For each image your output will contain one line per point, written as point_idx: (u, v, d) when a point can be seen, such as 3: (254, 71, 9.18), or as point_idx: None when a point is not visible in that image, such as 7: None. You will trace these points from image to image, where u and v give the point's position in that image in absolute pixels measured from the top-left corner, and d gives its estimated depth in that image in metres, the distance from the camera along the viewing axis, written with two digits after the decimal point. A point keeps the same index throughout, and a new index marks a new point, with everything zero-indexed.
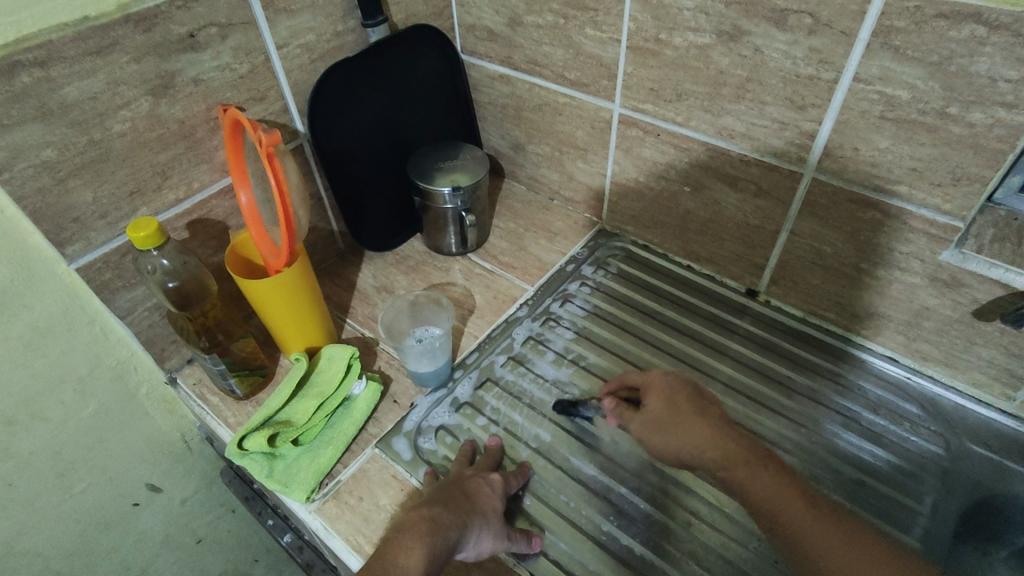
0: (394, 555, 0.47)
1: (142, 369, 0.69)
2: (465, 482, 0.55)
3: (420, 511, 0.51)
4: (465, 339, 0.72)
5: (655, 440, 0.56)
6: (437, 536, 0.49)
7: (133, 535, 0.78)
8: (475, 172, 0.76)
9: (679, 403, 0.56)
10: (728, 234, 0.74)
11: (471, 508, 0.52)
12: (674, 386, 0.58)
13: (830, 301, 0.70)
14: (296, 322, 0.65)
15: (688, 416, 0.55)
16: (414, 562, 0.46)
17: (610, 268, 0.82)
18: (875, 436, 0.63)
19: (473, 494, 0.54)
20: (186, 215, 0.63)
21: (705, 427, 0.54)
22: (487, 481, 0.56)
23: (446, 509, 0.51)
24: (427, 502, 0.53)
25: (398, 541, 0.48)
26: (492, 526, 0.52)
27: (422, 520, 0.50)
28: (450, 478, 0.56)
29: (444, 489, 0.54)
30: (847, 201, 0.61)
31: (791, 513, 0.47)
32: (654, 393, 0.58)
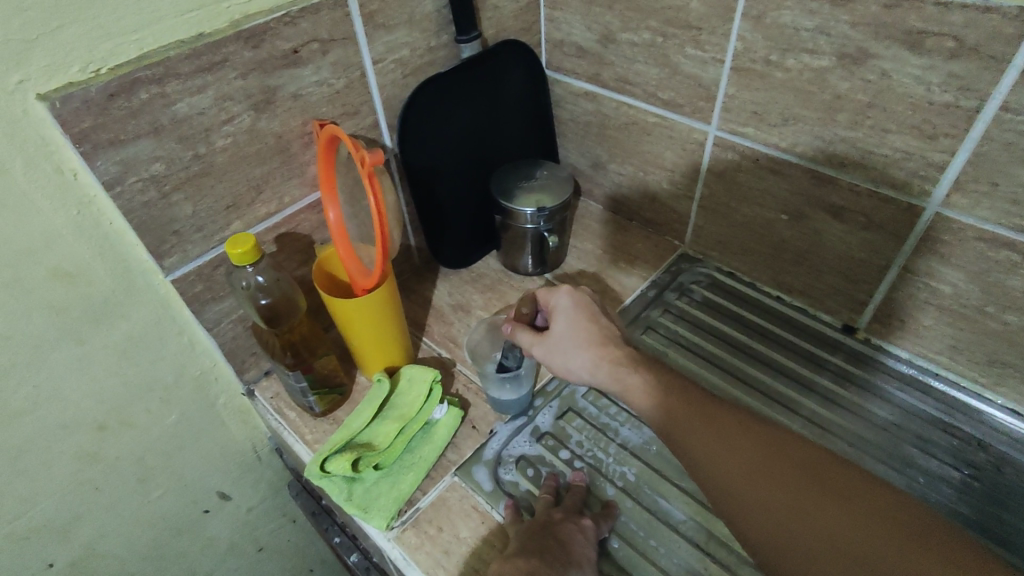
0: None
1: (223, 379, 0.69)
2: (557, 526, 0.53)
3: (515, 563, 0.50)
4: (545, 364, 0.69)
5: (553, 344, 0.58)
6: None
7: (201, 541, 0.79)
8: (560, 192, 0.74)
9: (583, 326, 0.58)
10: (828, 267, 0.69)
11: (566, 561, 0.50)
12: (591, 308, 0.59)
13: (942, 343, 0.64)
14: (378, 341, 0.64)
15: (589, 339, 0.57)
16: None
17: (694, 295, 0.78)
18: (1000, 497, 0.59)
19: (567, 543, 0.52)
20: (275, 229, 0.63)
21: (604, 350, 0.56)
22: (580, 528, 0.53)
23: (542, 562, 0.50)
24: (521, 550, 0.51)
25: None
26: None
27: (519, 575, 0.49)
28: (540, 518, 0.54)
29: (536, 534, 0.52)
30: (977, 239, 0.56)
31: (687, 436, 0.50)
32: (561, 312, 0.59)
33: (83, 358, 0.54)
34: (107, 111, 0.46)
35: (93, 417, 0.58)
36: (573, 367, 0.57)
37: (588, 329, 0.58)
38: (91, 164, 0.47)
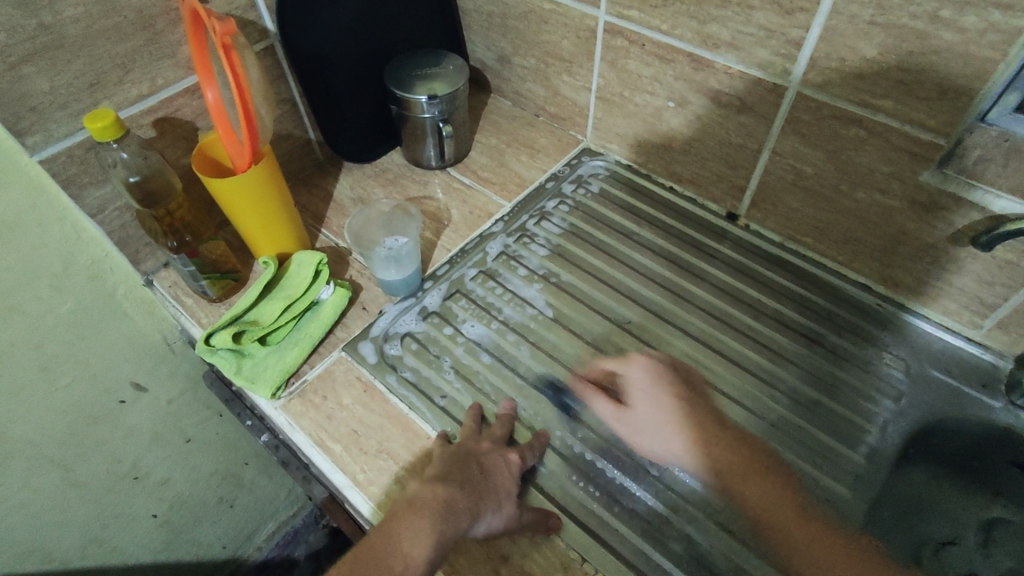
0: (400, 539, 0.46)
1: (119, 270, 0.70)
2: (482, 456, 0.53)
3: (432, 490, 0.49)
4: (437, 252, 0.72)
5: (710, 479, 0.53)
6: (447, 524, 0.47)
7: (122, 430, 0.82)
8: (454, 80, 0.74)
9: (680, 403, 0.56)
10: (712, 154, 0.71)
11: (485, 492, 0.50)
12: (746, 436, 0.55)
13: (808, 225, 0.68)
14: (266, 228, 0.64)
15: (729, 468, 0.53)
16: (418, 554, 0.46)
17: (591, 186, 0.80)
18: (839, 357, 0.63)
19: (490, 475, 0.52)
20: (151, 112, 0.62)
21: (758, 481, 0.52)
22: (505, 461, 0.53)
23: (461, 491, 0.50)
24: (442, 476, 0.51)
25: (406, 523, 0.47)
26: (504, 509, 0.51)
27: (434, 501, 0.48)
28: (468, 447, 0.54)
29: (460, 462, 0.52)
30: (831, 117, 0.58)
31: (744, 486, 0.52)
32: (659, 388, 0.57)
33: None
34: None
35: None
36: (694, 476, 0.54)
37: (671, 401, 0.56)
38: None
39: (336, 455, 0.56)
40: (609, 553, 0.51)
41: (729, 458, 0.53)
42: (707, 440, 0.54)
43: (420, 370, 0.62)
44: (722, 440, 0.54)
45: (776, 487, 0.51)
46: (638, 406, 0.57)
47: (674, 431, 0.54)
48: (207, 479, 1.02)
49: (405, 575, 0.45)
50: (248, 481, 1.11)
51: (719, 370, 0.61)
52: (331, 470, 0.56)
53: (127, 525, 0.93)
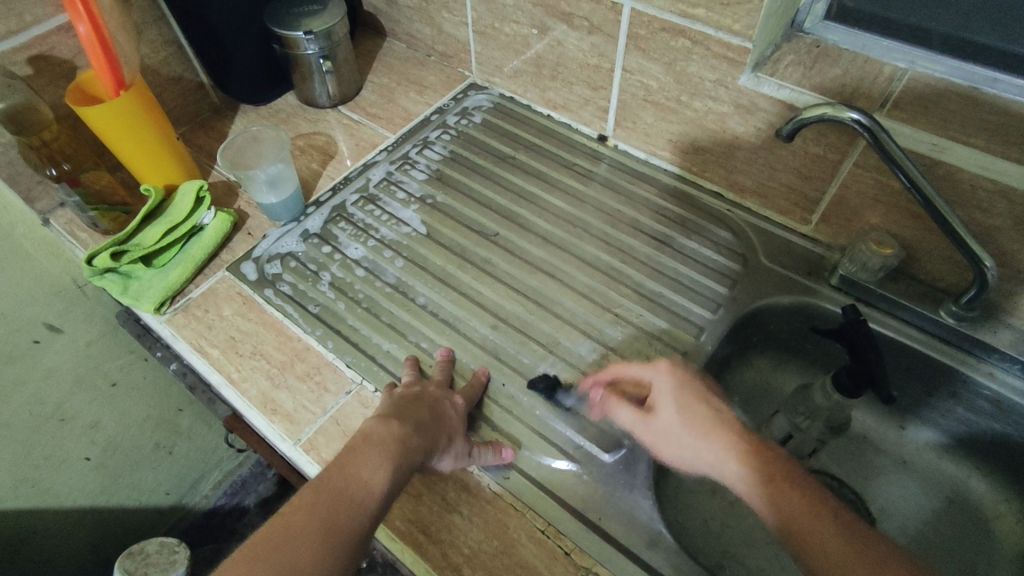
0: (360, 470, 0.45)
1: (14, 209, 0.73)
2: (432, 400, 0.53)
3: (389, 426, 0.49)
4: (322, 180, 0.76)
5: (661, 424, 0.51)
6: (405, 458, 0.47)
7: (40, 371, 0.86)
8: (332, 16, 0.77)
9: (715, 408, 0.51)
10: (576, 78, 0.76)
11: (437, 430, 0.51)
12: (689, 379, 0.53)
13: (663, 138, 0.74)
14: (148, 156, 0.68)
15: (663, 409, 0.52)
16: (378, 484, 0.45)
17: (475, 117, 0.84)
18: (688, 256, 0.69)
19: (442, 418, 0.52)
20: (25, 49, 0.64)
21: (701, 419, 0.50)
22: (451, 402, 0.54)
23: (416, 428, 0.49)
24: (396, 416, 0.50)
25: (366, 453, 0.46)
26: (454, 449, 0.51)
27: (391, 437, 0.48)
28: (417, 392, 0.54)
29: (413, 405, 0.52)
30: (662, 30, 0.63)
31: (762, 480, 0.46)
32: (661, 392, 0.52)
33: None
34: None
35: None
36: (680, 453, 0.50)
37: (698, 410, 0.50)
38: None
39: (213, 359, 0.61)
40: None
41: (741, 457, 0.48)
42: (720, 429, 0.49)
43: (297, 284, 0.66)
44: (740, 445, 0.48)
45: (771, 458, 0.47)
46: (663, 411, 0.51)
47: (697, 434, 0.49)
48: (139, 424, 1.06)
49: (367, 504, 0.44)
50: (185, 429, 1.15)
51: (574, 269, 0.68)
52: (208, 371, 0.60)
53: (60, 467, 0.97)
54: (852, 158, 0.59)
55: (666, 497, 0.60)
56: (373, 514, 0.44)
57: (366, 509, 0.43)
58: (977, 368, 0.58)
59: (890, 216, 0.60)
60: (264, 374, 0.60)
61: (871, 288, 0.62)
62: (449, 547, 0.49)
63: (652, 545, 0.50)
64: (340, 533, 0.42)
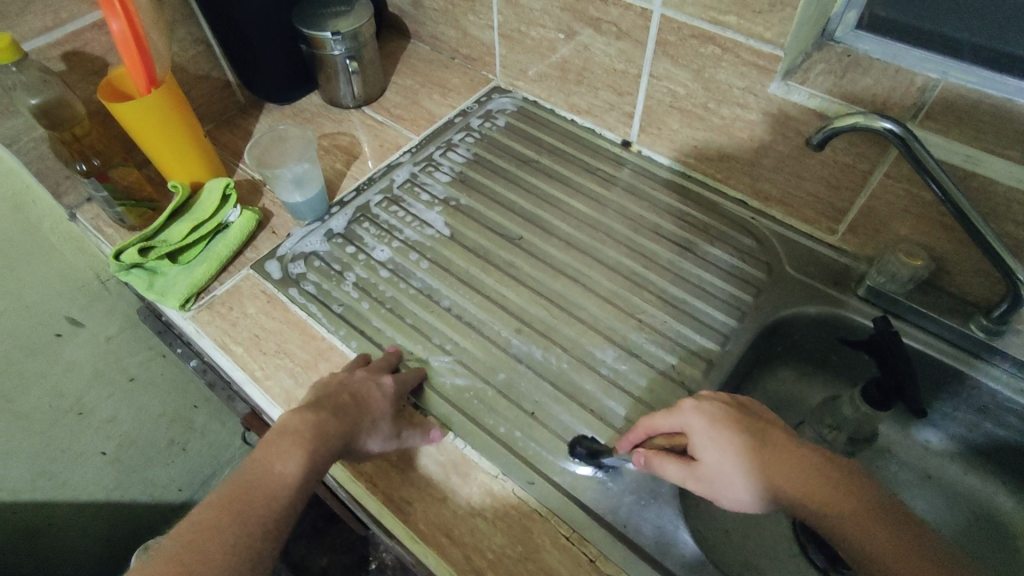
0: (272, 462, 0.45)
1: (41, 204, 0.74)
2: (354, 383, 0.53)
3: (306, 414, 0.48)
4: (346, 180, 0.76)
5: (763, 475, 0.44)
6: (321, 445, 0.47)
7: (61, 364, 0.87)
8: (359, 18, 0.77)
9: (746, 424, 0.47)
10: (601, 84, 0.76)
11: (357, 413, 0.50)
12: (729, 411, 0.47)
13: (688, 145, 0.74)
14: (176, 152, 0.69)
15: (738, 459, 0.45)
16: (291, 472, 0.45)
17: (498, 120, 0.84)
18: (711, 262, 0.69)
19: (365, 401, 0.52)
20: (59, 45, 0.65)
21: (755, 456, 0.45)
22: (378, 386, 0.54)
23: (335, 416, 0.49)
24: (315, 402, 0.50)
25: (280, 443, 0.46)
26: (380, 431, 0.52)
27: (307, 425, 0.47)
28: (339, 377, 0.53)
29: (336, 392, 0.51)
30: (691, 37, 0.63)
31: (831, 508, 0.43)
32: (700, 438, 0.46)
33: None
34: None
35: None
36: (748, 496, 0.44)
37: (737, 442, 0.45)
38: None
39: (236, 356, 0.61)
40: (475, 425, 0.56)
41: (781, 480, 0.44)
42: (748, 449, 0.45)
43: (321, 283, 0.66)
44: (800, 457, 0.45)
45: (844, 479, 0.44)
46: (704, 455, 0.45)
47: (746, 470, 0.44)
48: (155, 420, 1.07)
49: (280, 493, 0.44)
50: (200, 425, 1.16)
51: (597, 274, 0.68)
52: (231, 368, 0.61)
53: (77, 460, 0.97)
54: (881, 169, 0.58)
55: (691, 506, 0.59)
56: (287, 503, 0.44)
57: (278, 499, 0.44)
58: (1007, 383, 0.57)
59: (918, 227, 0.59)
60: (288, 372, 0.60)
61: (891, 295, 0.61)
62: (473, 550, 0.49)
63: (675, 551, 0.50)
64: (251, 524, 0.42)
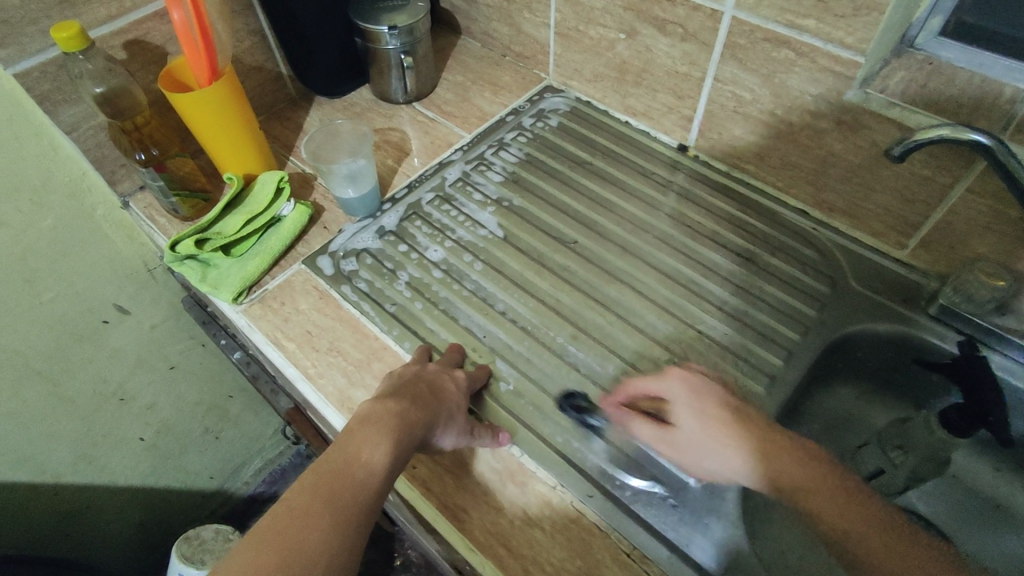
0: (359, 448, 0.45)
1: (97, 191, 0.74)
2: (431, 377, 0.54)
3: (387, 403, 0.49)
4: (398, 177, 0.75)
5: (679, 442, 0.51)
6: (405, 432, 0.47)
7: (107, 350, 0.87)
8: (415, 13, 0.76)
9: (726, 404, 0.51)
10: (661, 86, 0.74)
11: (436, 404, 0.51)
12: (702, 382, 0.52)
13: (750, 152, 0.72)
14: (231, 144, 0.68)
15: (684, 416, 0.51)
16: (378, 460, 0.45)
17: (550, 120, 0.83)
18: (772, 273, 0.67)
19: (442, 393, 0.53)
20: (121, 34, 0.65)
21: (738, 429, 0.49)
22: (451, 378, 0.55)
23: (414, 404, 0.50)
24: (393, 393, 0.51)
25: (365, 431, 0.46)
26: (456, 423, 0.52)
27: (388, 413, 0.48)
28: (415, 371, 0.54)
29: (413, 384, 0.52)
30: (764, 40, 0.61)
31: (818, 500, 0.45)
32: (677, 407, 0.52)
33: None
34: None
35: None
36: (708, 465, 0.49)
37: (716, 412, 0.50)
38: None
39: (289, 352, 0.60)
40: (530, 434, 0.55)
41: (800, 474, 0.46)
42: (747, 435, 0.48)
43: (374, 281, 0.65)
44: (784, 451, 0.47)
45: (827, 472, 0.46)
46: (683, 421, 0.51)
47: (720, 443, 0.49)
48: (192, 408, 1.08)
49: (370, 480, 0.44)
50: (234, 415, 1.16)
51: (653, 281, 0.66)
52: (285, 364, 0.60)
53: (117, 446, 0.98)
54: (965, 182, 0.55)
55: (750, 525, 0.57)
56: (378, 489, 0.44)
57: (367, 487, 0.44)
58: None
59: (999, 245, 0.57)
60: (341, 371, 0.59)
61: (961, 315, 0.59)
62: (532, 563, 0.48)
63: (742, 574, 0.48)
64: (343, 511, 0.42)
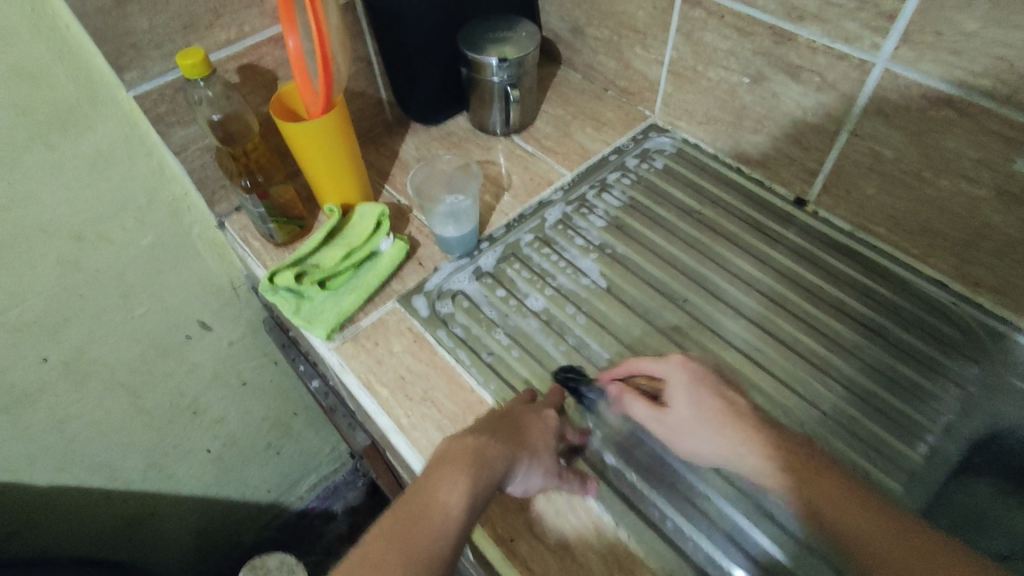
0: (436, 489, 0.43)
1: (196, 211, 0.74)
2: (517, 415, 0.51)
3: (467, 438, 0.47)
4: (496, 215, 0.72)
5: (656, 417, 0.52)
6: (485, 472, 0.45)
7: (187, 364, 0.87)
8: (525, 46, 0.74)
9: (730, 396, 0.50)
10: (784, 135, 0.69)
11: (519, 443, 0.48)
12: (703, 369, 0.52)
13: (882, 213, 0.65)
14: (334, 174, 0.67)
15: (697, 398, 0.50)
16: (455, 502, 0.42)
17: (655, 162, 0.79)
18: (905, 351, 0.60)
19: (526, 429, 0.50)
20: (237, 58, 0.64)
21: (746, 428, 0.48)
22: (540, 417, 0.52)
23: (495, 442, 0.47)
24: (475, 429, 0.49)
25: (443, 471, 0.44)
26: (541, 464, 0.49)
27: (466, 451, 0.46)
28: (502, 408, 0.52)
29: (495, 421, 0.50)
30: (920, 97, 0.55)
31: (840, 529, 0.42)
32: (674, 390, 0.51)
33: (56, 164, 0.60)
34: None
35: (70, 224, 0.64)
36: (700, 450, 0.49)
37: (714, 402, 0.50)
38: None
39: (382, 399, 0.58)
40: (641, 517, 0.51)
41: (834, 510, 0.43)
42: (750, 432, 0.48)
43: (470, 327, 0.62)
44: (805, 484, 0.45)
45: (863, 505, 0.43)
46: (676, 405, 0.51)
47: (711, 429, 0.49)
48: (258, 423, 1.07)
49: (446, 525, 0.41)
50: (297, 430, 1.16)
51: (769, 350, 0.61)
52: (377, 412, 0.57)
53: (185, 456, 0.98)
54: None
55: None
56: (456, 534, 0.42)
57: (445, 533, 0.41)
58: None
59: None
60: (435, 424, 0.56)
61: None
62: None
63: None
64: (418, 560, 0.40)
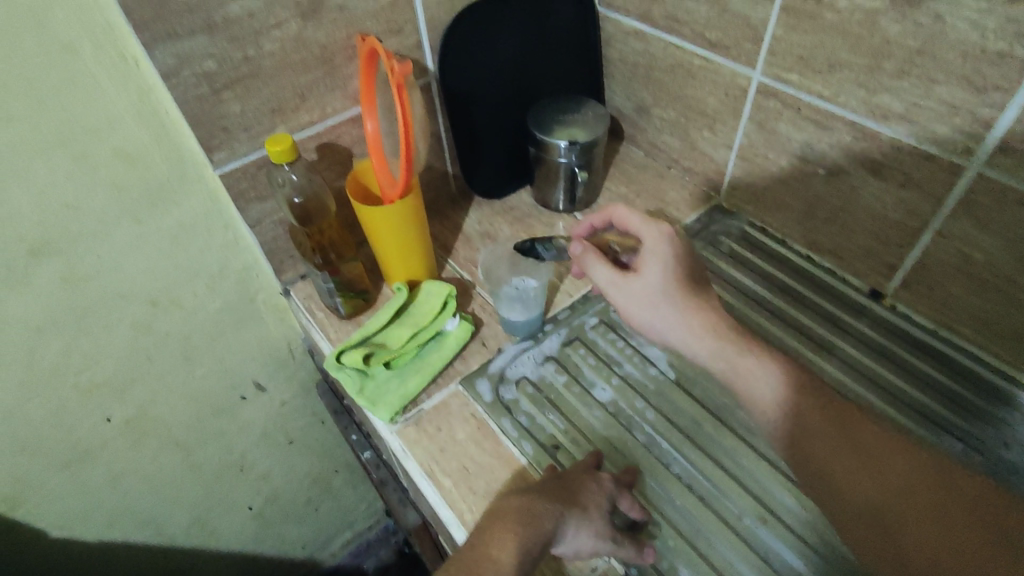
0: (488, 546, 0.47)
1: (263, 278, 0.75)
2: (571, 477, 0.53)
3: (519, 498, 0.50)
4: (560, 296, 0.72)
5: (642, 276, 0.56)
6: (531, 529, 0.48)
7: (238, 423, 0.87)
8: (595, 129, 0.74)
9: (699, 285, 0.56)
10: (861, 227, 0.67)
11: (569, 500, 0.50)
12: (685, 248, 0.57)
13: (968, 314, 0.63)
14: (403, 252, 0.67)
15: (668, 273, 0.55)
16: (505, 557, 0.46)
17: (721, 246, 0.78)
18: (998, 467, 0.57)
19: (577, 489, 0.51)
20: (318, 138, 0.66)
21: (693, 301, 0.54)
22: (595, 480, 0.53)
23: (544, 501, 0.50)
24: (529, 489, 0.52)
25: (494, 529, 0.48)
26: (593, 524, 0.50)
27: (515, 509, 0.49)
28: (558, 472, 0.54)
29: (547, 483, 0.52)
30: (1017, 203, 0.53)
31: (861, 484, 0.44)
32: (651, 260, 0.57)
33: (141, 237, 0.61)
34: (167, 5, 0.50)
35: (147, 292, 0.66)
36: (657, 323, 0.55)
37: (681, 280, 0.55)
38: (152, 55, 0.51)
39: (445, 490, 0.56)
40: None
41: (855, 467, 0.45)
42: (713, 319, 0.54)
43: (535, 416, 0.61)
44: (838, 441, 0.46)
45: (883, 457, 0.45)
46: (646, 271, 0.56)
47: (678, 315, 0.54)
48: (300, 481, 1.06)
49: None
50: (336, 488, 1.14)
51: None
52: (439, 504, 0.56)
53: (227, 512, 0.98)
54: None
55: None
56: None
57: None
58: None
59: None
60: None
61: None
62: None
63: None
64: None
